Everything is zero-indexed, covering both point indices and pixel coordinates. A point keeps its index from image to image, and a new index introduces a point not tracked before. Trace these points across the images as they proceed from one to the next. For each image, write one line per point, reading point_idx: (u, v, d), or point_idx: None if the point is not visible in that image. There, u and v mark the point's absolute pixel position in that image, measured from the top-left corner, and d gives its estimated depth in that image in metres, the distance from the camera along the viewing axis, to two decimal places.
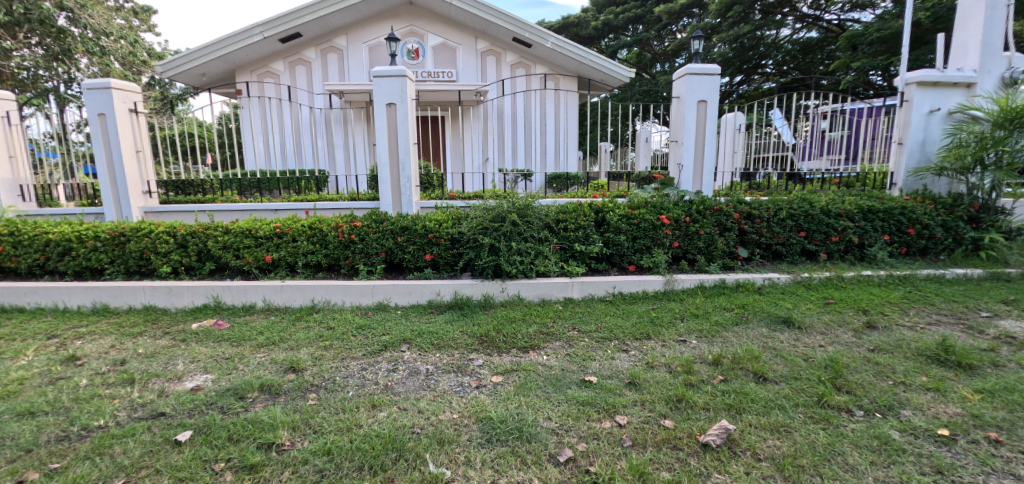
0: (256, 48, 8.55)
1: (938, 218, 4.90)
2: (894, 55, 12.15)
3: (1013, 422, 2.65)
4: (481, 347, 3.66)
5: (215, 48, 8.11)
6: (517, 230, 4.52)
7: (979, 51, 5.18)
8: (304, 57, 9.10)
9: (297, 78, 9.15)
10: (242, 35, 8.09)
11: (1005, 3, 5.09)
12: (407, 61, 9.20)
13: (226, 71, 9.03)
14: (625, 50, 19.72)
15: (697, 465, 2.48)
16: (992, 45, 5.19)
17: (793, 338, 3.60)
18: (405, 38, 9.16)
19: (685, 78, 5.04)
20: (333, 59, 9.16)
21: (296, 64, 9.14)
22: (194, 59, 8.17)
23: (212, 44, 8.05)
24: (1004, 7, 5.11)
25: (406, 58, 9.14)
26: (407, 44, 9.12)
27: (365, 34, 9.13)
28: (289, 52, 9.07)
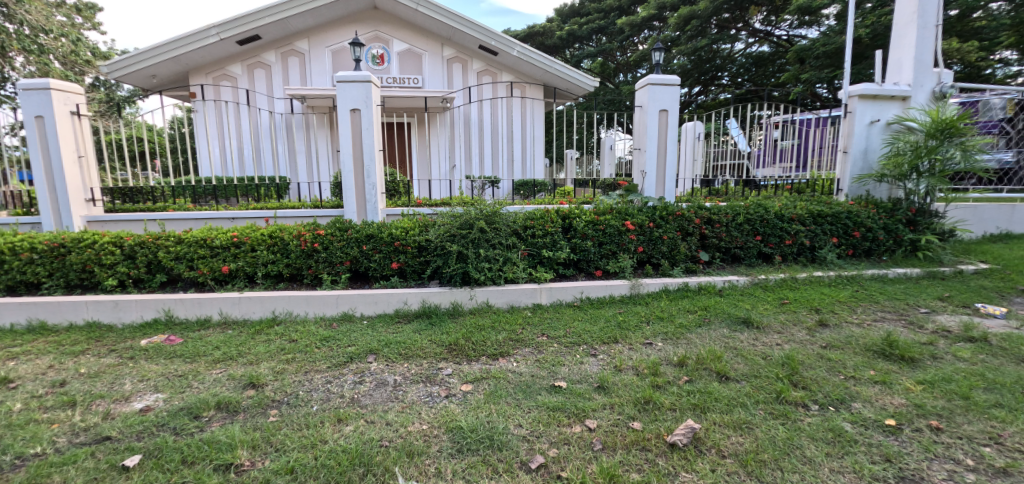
0: (212, 50, 8.21)
1: (880, 221, 5.25)
2: (838, 68, 12.96)
3: (951, 410, 2.86)
4: (450, 355, 3.62)
5: (167, 48, 7.73)
6: (485, 236, 4.50)
7: (912, 67, 5.61)
8: (263, 60, 8.83)
9: (255, 81, 8.87)
10: (197, 35, 7.75)
11: (934, 23, 5.53)
12: (371, 67, 9.03)
13: (178, 73, 8.61)
14: (589, 60, 20.21)
15: (665, 465, 2.54)
16: (924, 62, 5.62)
17: (752, 337, 3.76)
18: (370, 43, 9.02)
19: (646, 87, 5.19)
20: (292, 64, 8.92)
21: (254, 67, 8.84)
22: (145, 59, 7.76)
23: (165, 45, 7.68)
24: (933, 27, 5.56)
25: (371, 64, 8.96)
26: (372, 50, 8.95)
27: (327, 38, 8.95)
28: (247, 55, 8.76)
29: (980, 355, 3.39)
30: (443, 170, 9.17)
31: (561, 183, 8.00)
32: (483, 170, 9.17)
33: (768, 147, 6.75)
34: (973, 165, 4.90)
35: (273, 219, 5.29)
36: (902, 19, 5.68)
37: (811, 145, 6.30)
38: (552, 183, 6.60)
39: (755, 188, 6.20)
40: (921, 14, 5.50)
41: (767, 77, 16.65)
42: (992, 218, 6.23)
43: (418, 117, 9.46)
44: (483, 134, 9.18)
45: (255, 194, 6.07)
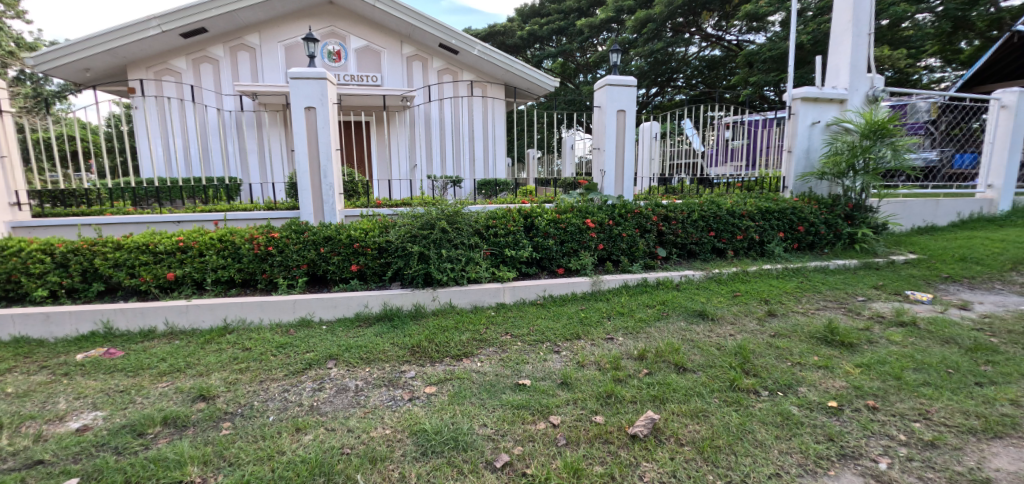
0: (153, 43, 7.70)
1: (821, 217, 5.60)
2: (783, 72, 13.74)
3: (885, 390, 3.09)
4: (413, 358, 3.57)
5: (103, 39, 7.17)
6: (446, 236, 4.46)
7: (848, 72, 6.02)
8: (210, 54, 8.38)
9: (202, 77, 8.40)
10: (137, 26, 7.24)
11: (867, 32, 5.97)
12: (327, 64, 8.77)
13: (114, 66, 8.03)
14: (550, 60, 20.42)
15: (627, 456, 2.61)
16: (858, 67, 6.05)
17: (708, 329, 3.93)
18: (326, 39, 8.73)
19: (604, 88, 5.30)
20: (243, 59, 8.52)
21: (200, 62, 8.38)
22: (79, 52, 7.17)
23: (100, 36, 7.11)
24: (866, 35, 6.00)
25: (327, 60, 8.74)
26: (328, 46, 8.69)
27: (280, 32, 8.60)
28: (193, 48, 8.29)
29: (910, 338, 3.69)
30: (404, 170, 9.01)
31: (524, 183, 8.06)
32: (444, 169, 9.08)
33: (720, 146, 7.04)
34: (902, 163, 5.31)
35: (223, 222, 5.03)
36: (839, 27, 6.08)
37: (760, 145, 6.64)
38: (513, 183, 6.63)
39: (709, 186, 6.46)
40: (855, 23, 5.91)
41: (719, 80, 17.38)
42: (919, 212, 6.76)
43: (376, 116, 9.26)
44: (443, 133, 9.06)
45: (202, 196, 5.77)
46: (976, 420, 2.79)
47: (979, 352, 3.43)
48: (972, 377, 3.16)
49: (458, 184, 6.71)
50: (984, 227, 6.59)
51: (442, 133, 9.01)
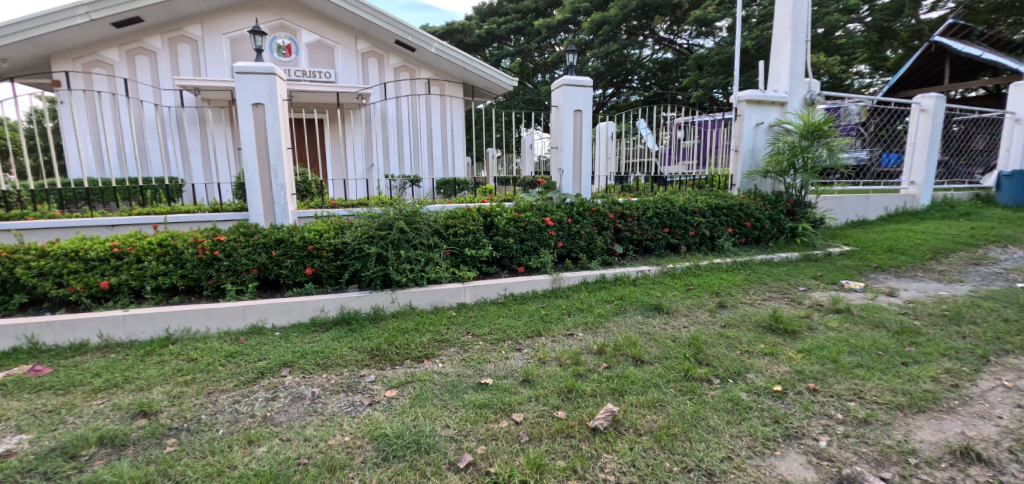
0: (81, 31, 7.12)
1: (766, 213, 5.93)
2: (729, 75, 14.47)
3: (824, 373, 3.31)
4: (372, 362, 3.48)
5: (23, 28, 6.51)
6: (405, 237, 4.38)
7: (788, 77, 6.42)
8: (147, 45, 7.88)
9: (137, 69, 7.89)
10: (63, 14, 6.65)
11: (804, 39, 6.40)
12: (276, 58, 8.38)
13: (36, 56, 7.38)
14: (508, 60, 20.44)
15: (588, 449, 2.67)
16: (797, 72, 6.47)
17: (663, 322, 4.08)
18: (274, 32, 8.32)
19: (561, 88, 5.37)
20: (182, 51, 8.03)
21: (135, 54, 7.88)
22: None
23: (19, 23, 6.46)
24: (803, 42, 6.43)
25: (276, 54, 8.34)
26: (276, 40, 8.30)
27: (224, 24, 8.17)
28: (126, 38, 7.77)
29: (845, 323, 3.98)
30: (359, 169, 8.76)
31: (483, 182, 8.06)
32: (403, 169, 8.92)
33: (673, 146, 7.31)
34: (836, 162, 5.70)
35: (163, 225, 4.72)
36: (779, 35, 6.49)
37: (710, 144, 6.95)
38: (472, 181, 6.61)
39: (663, 183, 6.68)
40: (794, 30, 6.33)
41: (671, 82, 18.07)
42: (852, 207, 7.31)
43: (330, 113, 8.97)
44: (401, 131, 8.87)
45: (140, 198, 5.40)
46: (903, 396, 3.04)
47: (904, 334, 3.75)
48: (898, 358, 3.45)
49: (417, 183, 6.61)
50: (909, 220, 7.25)
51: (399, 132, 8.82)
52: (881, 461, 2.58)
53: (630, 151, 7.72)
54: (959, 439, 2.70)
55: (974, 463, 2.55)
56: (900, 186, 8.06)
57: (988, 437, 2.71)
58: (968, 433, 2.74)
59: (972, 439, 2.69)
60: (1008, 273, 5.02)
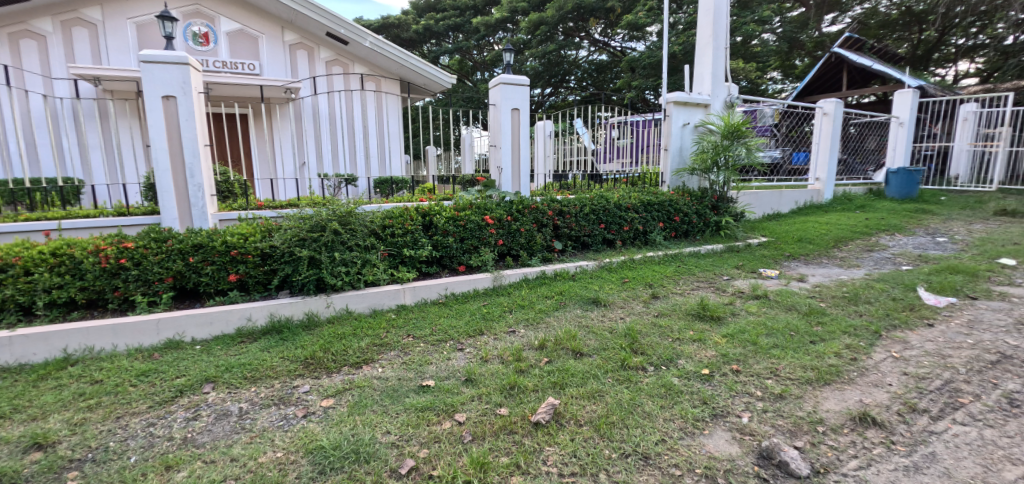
0: None
1: (693, 208, 6.31)
2: (659, 78, 15.35)
3: (745, 355, 3.58)
4: (306, 371, 3.30)
5: None
6: (339, 238, 4.19)
7: (710, 81, 6.91)
8: (35, 28, 7.17)
9: (22, 55, 7.14)
10: None
11: (724, 47, 6.94)
12: (191, 47, 7.62)
13: None
14: (446, 57, 20.22)
15: (531, 443, 2.71)
16: (718, 77, 6.97)
17: (601, 314, 4.22)
18: (189, 19, 7.59)
19: (498, 86, 5.39)
20: (78, 36, 7.37)
21: (20, 37, 7.13)
22: None
23: None
24: (723, 50, 6.95)
25: (191, 43, 7.59)
26: (192, 27, 7.57)
27: (128, 8, 7.57)
28: (9, 20, 7.04)
29: (763, 308, 4.34)
30: (288, 168, 8.28)
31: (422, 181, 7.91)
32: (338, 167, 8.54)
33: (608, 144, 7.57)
34: (754, 160, 6.18)
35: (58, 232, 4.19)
36: (701, 42, 6.99)
37: (642, 143, 7.31)
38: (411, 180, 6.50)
39: (599, 181, 6.89)
40: (714, 38, 6.84)
41: (606, 83, 18.73)
42: (768, 202, 7.97)
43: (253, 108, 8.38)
44: (334, 128, 8.49)
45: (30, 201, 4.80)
46: (812, 371, 3.33)
47: (812, 315, 4.15)
48: (807, 337, 3.80)
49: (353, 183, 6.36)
50: (815, 213, 8.09)
51: (332, 128, 8.43)
52: (795, 432, 2.80)
53: (568, 150, 7.91)
54: (858, 407, 2.99)
55: (870, 426, 2.83)
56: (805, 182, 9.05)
57: (881, 403, 3.02)
58: (865, 400, 3.05)
59: (868, 405, 2.99)
60: (896, 258, 5.70)
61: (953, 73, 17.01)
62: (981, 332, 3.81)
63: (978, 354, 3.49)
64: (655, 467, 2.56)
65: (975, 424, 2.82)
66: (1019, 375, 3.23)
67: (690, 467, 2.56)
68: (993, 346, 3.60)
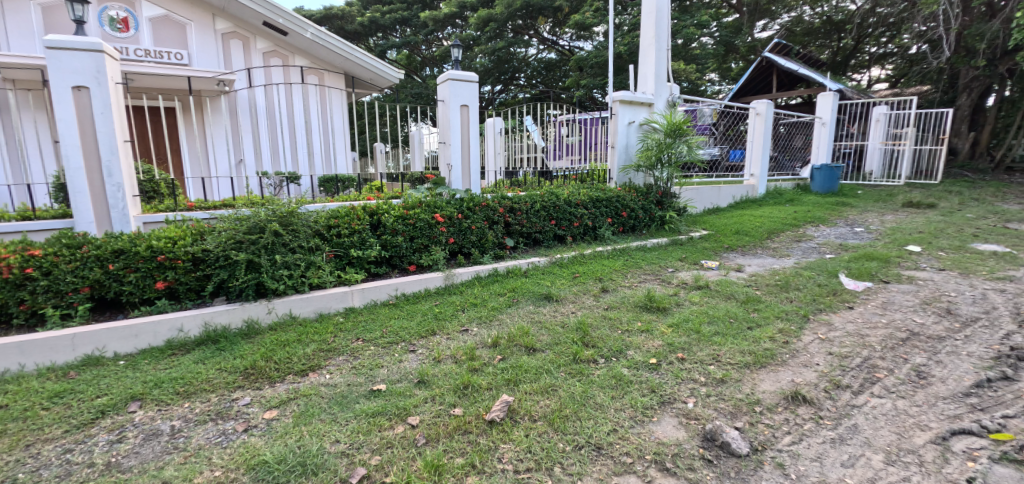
0: None
1: (640, 203, 6.47)
2: (605, 77, 15.70)
3: (689, 343, 3.69)
4: (247, 382, 3.11)
5: None
6: (281, 240, 3.98)
7: (653, 81, 7.11)
8: None
9: None
10: None
11: (666, 48, 7.15)
12: (107, 34, 6.95)
13: None
14: (393, 51, 19.74)
15: (486, 442, 2.67)
16: (661, 77, 7.19)
17: (553, 309, 4.25)
18: (103, 2, 6.91)
19: (446, 82, 5.31)
20: None
21: None
22: None
23: None
24: (665, 51, 7.17)
25: (108, 29, 6.92)
26: (107, 11, 6.90)
27: None
28: None
29: (704, 297, 4.51)
30: (223, 166, 7.83)
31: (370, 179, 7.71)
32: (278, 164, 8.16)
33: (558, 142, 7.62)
34: (695, 157, 6.42)
35: None
36: (645, 42, 7.15)
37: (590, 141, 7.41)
38: (359, 180, 6.24)
39: (549, 178, 6.91)
40: (657, 39, 7.04)
41: (555, 81, 18.93)
42: (708, 197, 8.32)
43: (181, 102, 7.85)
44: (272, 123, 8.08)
45: None
46: (749, 356, 3.49)
47: (749, 302, 4.36)
48: (745, 323, 3.99)
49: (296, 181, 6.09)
50: (750, 206, 8.53)
51: (270, 124, 8.03)
52: (735, 413, 2.92)
53: (518, 147, 7.93)
54: (791, 386, 3.15)
55: (802, 404, 2.99)
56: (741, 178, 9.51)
57: (810, 382, 3.20)
58: (797, 380, 3.22)
59: (799, 385, 3.16)
60: (821, 248, 6.09)
61: (867, 78, 18.44)
62: (892, 312, 4.15)
63: (891, 333, 3.78)
64: (607, 457, 2.60)
65: (890, 396, 3.04)
66: (925, 349, 3.53)
67: (640, 454, 2.61)
68: (903, 324, 3.92)
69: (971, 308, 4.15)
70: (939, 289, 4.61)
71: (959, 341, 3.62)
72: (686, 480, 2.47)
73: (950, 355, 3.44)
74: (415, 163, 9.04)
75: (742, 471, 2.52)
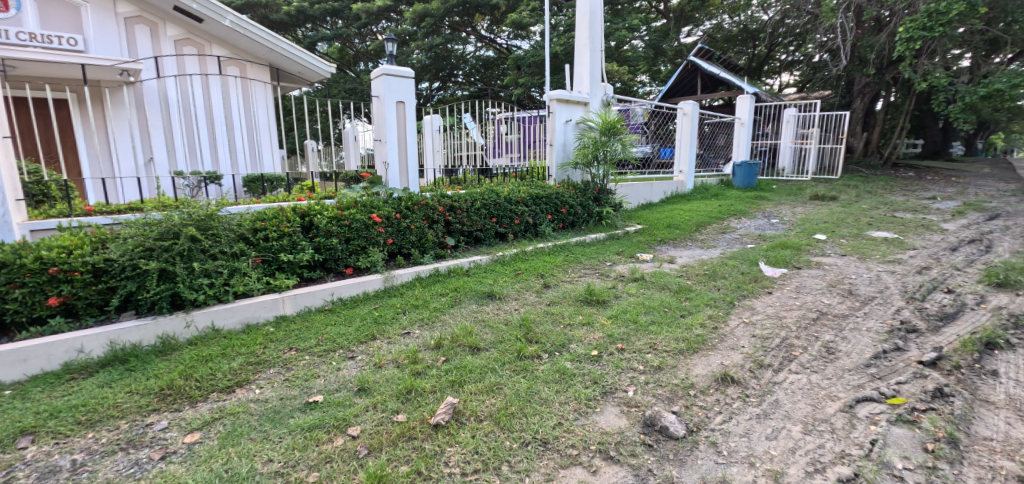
0: None
1: (578, 200, 6.56)
2: (542, 76, 15.88)
3: (627, 333, 3.77)
4: (163, 404, 2.84)
5: None
6: (199, 246, 3.67)
7: (589, 81, 7.24)
8: None
9: None
10: None
11: (601, 48, 7.28)
12: None
13: None
14: (324, 44, 18.93)
15: (431, 447, 2.59)
16: (596, 77, 7.33)
17: (496, 307, 4.20)
18: None
19: (380, 78, 5.11)
20: None
21: None
22: None
23: None
24: (599, 51, 7.31)
25: None
26: None
27: None
28: None
29: (640, 289, 4.64)
30: (133, 167, 7.17)
31: (300, 178, 7.33)
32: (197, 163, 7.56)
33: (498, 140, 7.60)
34: (629, 155, 6.59)
35: None
36: (580, 42, 7.24)
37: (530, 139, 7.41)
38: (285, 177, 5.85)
39: (490, 177, 6.81)
40: (591, 39, 7.16)
41: (493, 78, 18.91)
42: (642, 193, 8.59)
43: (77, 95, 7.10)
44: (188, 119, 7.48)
45: None
46: (683, 342, 3.61)
47: (681, 292, 4.52)
48: (678, 311, 4.14)
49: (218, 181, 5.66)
50: (680, 201, 8.90)
51: (186, 119, 7.42)
52: (672, 398, 3.00)
53: (456, 145, 7.83)
54: (720, 368, 3.29)
55: (731, 385, 3.13)
56: (671, 174, 9.90)
57: (737, 363, 3.35)
58: (726, 362, 3.36)
59: (728, 366, 3.30)
60: (743, 238, 6.45)
61: (779, 83, 19.86)
62: (805, 295, 4.46)
63: (804, 313, 4.06)
64: (553, 451, 2.59)
65: (805, 371, 3.25)
66: (833, 327, 3.81)
67: (586, 445, 2.62)
68: (814, 305, 4.22)
69: (869, 288, 4.54)
70: (842, 272, 5.02)
71: (859, 318, 3.95)
72: (629, 467, 2.51)
73: (853, 330, 3.74)
74: (349, 161, 8.70)
75: (680, 452, 2.59)
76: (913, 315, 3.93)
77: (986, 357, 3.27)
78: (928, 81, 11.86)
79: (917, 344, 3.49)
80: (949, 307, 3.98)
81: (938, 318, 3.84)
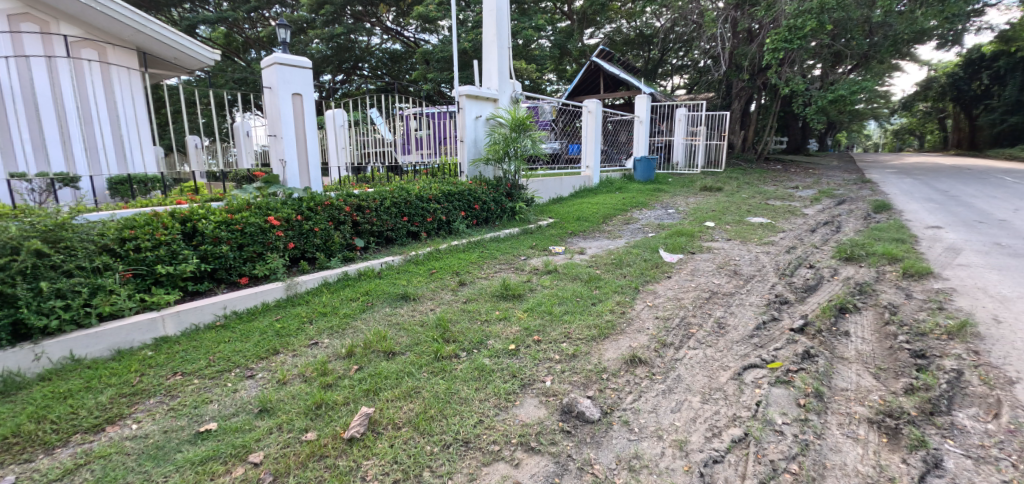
0: None
1: (491, 196, 6.52)
2: (451, 72, 15.69)
3: (542, 324, 3.78)
4: (7, 456, 2.38)
5: None
6: (48, 263, 3.13)
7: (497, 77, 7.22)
8: None
9: None
10: None
11: (507, 46, 7.28)
12: None
13: None
14: (207, 28, 17.21)
15: (346, 463, 2.40)
16: (504, 74, 7.33)
17: (411, 309, 4.03)
18: None
19: (272, 67, 4.70)
20: None
21: None
22: None
23: None
24: (506, 48, 7.31)
25: None
26: None
27: None
28: None
29: (554, 281, 4.69)
30: None
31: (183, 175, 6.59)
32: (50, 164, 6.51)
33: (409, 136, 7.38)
34: (539, 151, 6.66)
35: None
36: (487, 39, 7.19)
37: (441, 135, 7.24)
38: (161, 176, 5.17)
39: (399, 174, 6.65)
40: (498, 36, 7.14)
41: (401, 73, 18.37)
42: (552, 188, 8.76)
43: None
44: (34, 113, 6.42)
45: None
46: (594, 329, 3.69)
47: (592, 281, 4.64)
48: (588, 299, 4.23)
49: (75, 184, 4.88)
50: (587, 195, 9.22)
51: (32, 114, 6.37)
52: (586, 384, 3.04)
53: (364, 140, 7.49)
54: (629, 350, 3.39)
55: (639, 365, 3.24)
56: (579, 169, 10.23)
57: (644, 344, 3.48)
58: (634, 345, 3.48)
59: (636, 348, 3.42)
60: (644, 228, 6.79)
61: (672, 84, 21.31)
62: (699, 277, 4.77)
63: (698, 294, 4.34)
64: (475, 449, 2.51)
65: (702, 346, 3.44)
66: (722, 304, 4.11)
67: (507, 439, 2.57)
68: (706, 285, 4.53)
69: (750, 268, 4.96)
70: (729, 254, 5.43)
71: (743, 294, 4.29)
72: (549, 455, 2.49)
73: (739, 306, 4.06)
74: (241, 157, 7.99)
75: (596, 435, 2.63)
76: (784, 289, 4.34)
77: (840, 320, 3.70)
78: (789, 86, 13.17)
79: (788, 313, 3.87)
80: (811, 280, 4.45)
81: (804, 289, 4.28)
